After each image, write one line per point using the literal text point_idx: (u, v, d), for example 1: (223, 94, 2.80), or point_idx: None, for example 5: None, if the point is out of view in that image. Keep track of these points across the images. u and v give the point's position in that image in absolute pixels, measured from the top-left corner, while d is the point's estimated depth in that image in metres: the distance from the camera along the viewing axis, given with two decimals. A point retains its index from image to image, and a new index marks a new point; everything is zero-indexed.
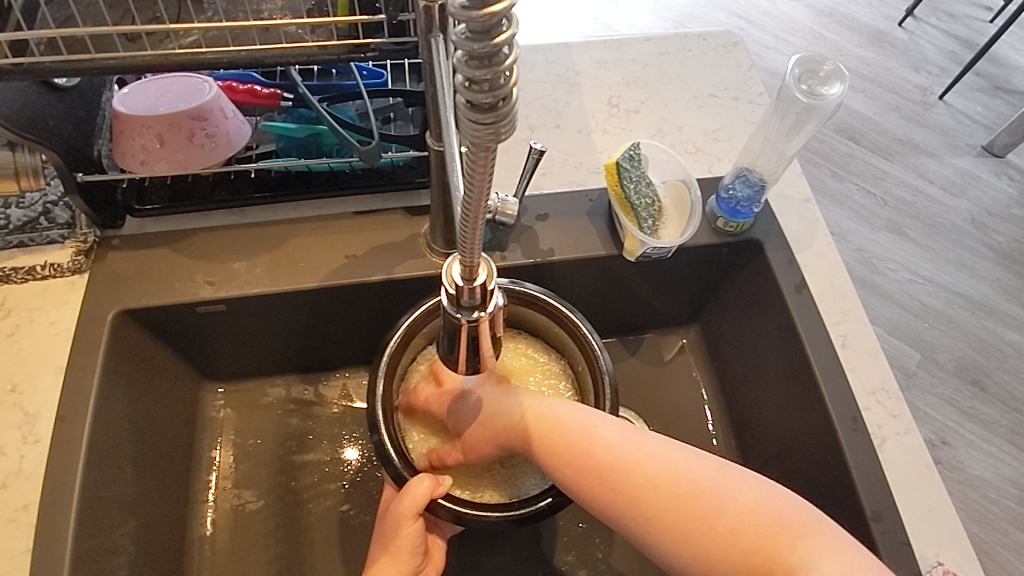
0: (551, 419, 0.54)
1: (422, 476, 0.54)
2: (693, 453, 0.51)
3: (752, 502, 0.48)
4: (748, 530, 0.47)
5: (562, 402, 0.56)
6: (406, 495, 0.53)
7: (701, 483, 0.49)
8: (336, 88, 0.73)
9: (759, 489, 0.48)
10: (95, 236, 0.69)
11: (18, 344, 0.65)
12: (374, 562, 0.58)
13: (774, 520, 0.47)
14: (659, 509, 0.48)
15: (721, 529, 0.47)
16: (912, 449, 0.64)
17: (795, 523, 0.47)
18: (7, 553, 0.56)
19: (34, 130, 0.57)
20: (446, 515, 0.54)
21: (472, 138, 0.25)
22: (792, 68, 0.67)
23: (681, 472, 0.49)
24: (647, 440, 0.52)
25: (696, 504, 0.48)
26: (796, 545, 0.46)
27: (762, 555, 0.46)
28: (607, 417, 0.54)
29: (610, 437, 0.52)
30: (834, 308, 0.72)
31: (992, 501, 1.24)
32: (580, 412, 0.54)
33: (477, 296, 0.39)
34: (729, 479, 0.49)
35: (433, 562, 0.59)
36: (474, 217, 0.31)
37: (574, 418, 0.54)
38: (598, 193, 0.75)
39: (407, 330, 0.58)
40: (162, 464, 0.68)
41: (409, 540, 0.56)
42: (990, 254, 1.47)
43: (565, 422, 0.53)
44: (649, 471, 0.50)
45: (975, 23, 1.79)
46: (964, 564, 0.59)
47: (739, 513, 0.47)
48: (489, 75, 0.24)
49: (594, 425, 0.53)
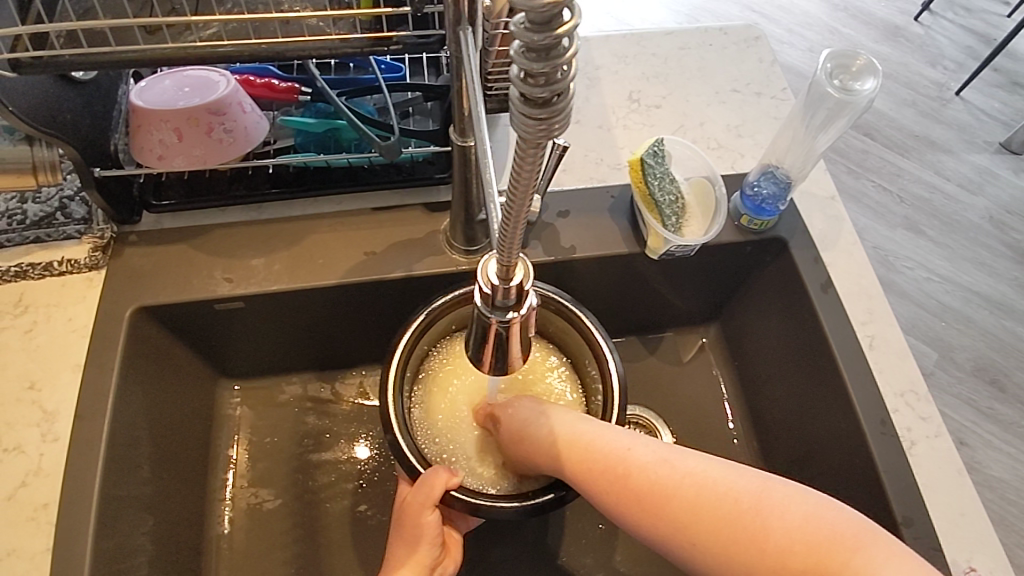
0: (578, 439, 0.51)
1: (437, 468, 0.53)
2: (735, 468, 0.47)
3: (801, 517, 0.43)
4: (800, 546, 0.42)
5: (589, 419, 0.53)
6: (422, 486, 0.52)
7: (745, 501, 0.44)
8: (355, 82, 0.71)
9: (808, 503, 0.44)
10: (112, 231, 0.68)
11: (36, 341, 0.64)
12: (392, 554, 0.57)
13: (829, 536, 0.42)
14: (700, 530, 0.44)
15: (769, 547, 0.42)
16: (942, 452, 0.63)
17: (851, 536, 0.42)
18: (27, 553, 0.55)
19: (52, 124, 0.57)
20: (461, 507, 0.52)
21: (522, 132, 0.25)
22: (824, 63, 0.66)
23: (722, 489, 0.45)
24: (683, 458, 0.48)
25: (738, 523, 0.44)
26: (853, 560, 0.41)
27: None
28: (640, 435, 0.51)
29: (645, 458, 0.49)
30: (860, 308, 0.71)
31: (1010, 502, 1.23)
32: (609, 430, 0.51)
33: (513, 296, 0.38)
34: (775, 493, 0.44)
35: (450, 555, 0.59)
36: (516, 215, 0.30)
37: (606, 437, 0.51)
38: (619, 189, 0.74)
39: (420, 326, 0.56)
40: (180, 462, 0.67)
41: (427, 531, 0.55)
42: (1008, 252, 1.45)
43: (595, 440, 0.50)
44: (687, 492, 0.46)
45: (992, 17, 1.77)
46: (997, 571, 0.58)
47: (787, 531, 0.42)
48: (547, 68, 0.23)
49: (627, 446, 0.50)
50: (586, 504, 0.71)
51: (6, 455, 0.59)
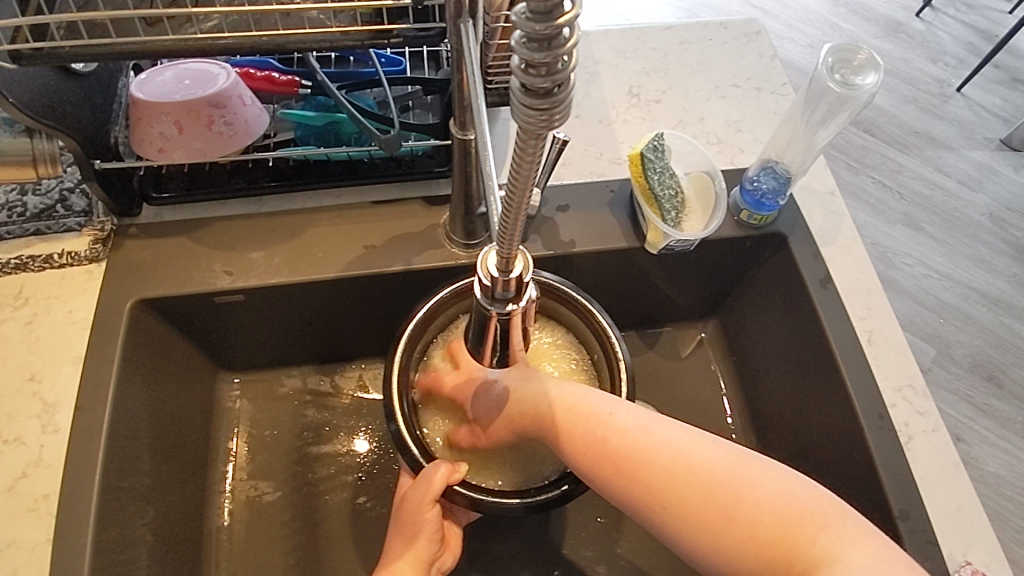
0: (560, 404, 0.51)
1: (438, 462, 0.52)
2: (711, 439, 0.48)
3: (773, 491, 0.45)
4: (769, 519, 0.44)
5: (574, 384, 0.53)
6: (422, 482, 0.52)
7: (719, 471, 0.46)
8: (355, 75, 0.71)
9: (781, 478, 0.45)
10: (113, 224, 0.68)
11: (37, 333, 0.64)
12: (392, 548, 0.58)
13: (799, 512, 0.44)
14: (673, 496, 0.46)
15: (740, 519, 0.44)
16: (939, 447, 0.64)
17: (822, 515, 0.44)
18: (28, 543, 0.56)
19: (52, 116, 0.57)
20: (463, 502, 0.52)
21: (523, 123, 0.25)
22: (825, 58, 0.66)
23: (698, 458, 0.46)
24: (662, 425, 0.49)
25: (711, 492, 0.45)
26: (820, 537, 0.43)
27: (782, 548, 0.43)
28: (619, 400, 0.51)
29: (625, 422, 0.49)
30: (859, 303, 0.71)
31: (1006, 498, 1.24)
32: (591, 394, 0.51)
33: (513, 288, 0.38)
34: (749, 466, 0.46)
35: (450, 549, 0.59)
36: (517, 207, 0.30)
37: (588, 401, 0.51)
38: (619, 184, 0.74)
39: (423, 320, 0.56)
40: (180, 454, 0.67)
41: (426, 526, 0.56)
42: (1007, 249, 1.45)
43: (578, 405, 0.51)
44: (666, 459, 0.47)
45: (994, 14, 1.76)
46: (993, 564, 0.59)
47: (758, 503, 0.44)
48: (548, 58, 0.23)
49: (608, 410, 0.50)
50: (584, 498, 0.72)
51: (6, 446, 0.59)
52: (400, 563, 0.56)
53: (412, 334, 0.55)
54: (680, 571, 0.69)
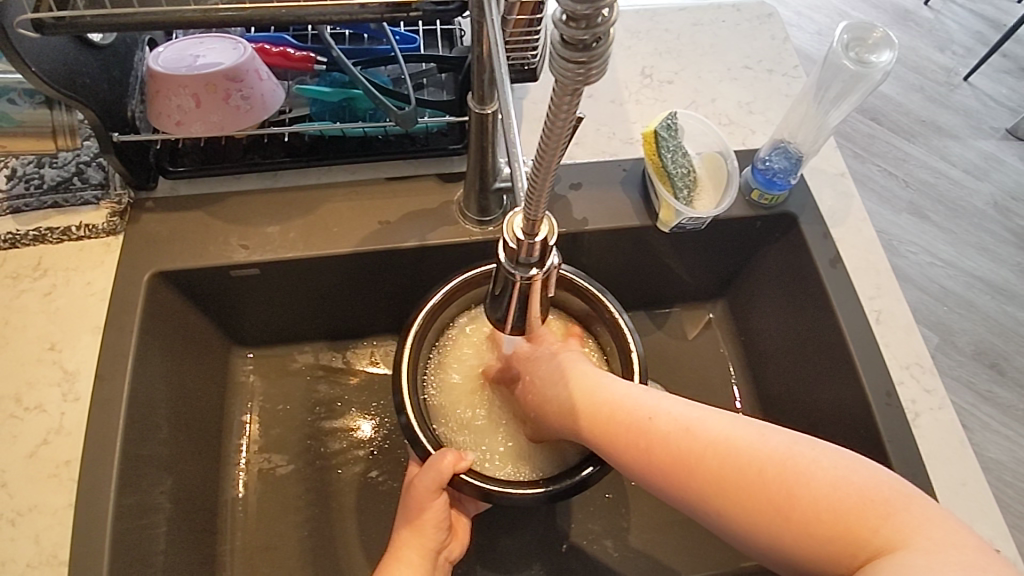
0: (599, 407, 0.52)
1: (445, 450, 0.53)
2: (758, 431, 0.49)
3: (829, 482, 0.46)
4: (829, 512, 0.45)
5: (608, 385, 0.53)
6: (429, 469, 0.53)
7: (770, 468, 0.47)
8: (370, 52, 0.71)
9: (836, 468, 0.46)
10: (129, 197, 0.69)
11: (56, 304, 0.65)
12: (397, 533, 0.59)
13: (857, 502, 0.45)
14: (728, 498, 0.47)
15: (797, 514, 0.45)
16: (945, 424, 0.65)
17: (880, 502, 0.45)
18: (50, 508, 0.57)
19: (72, 87, 0.57)
20: (469, 492, 0.53)
21: (561, 76, 0.26)
22: (841, 35, 0.67)
23: (748, 458, 0.47)
24: (705, 424, 0.49)
25: (766, 490, 0.46)
26: (881, 527, 0.44)
27: (845, 539, 0.45)
28: (658, 399, 0.52)
29: (666, 426, 0.50)
30: (868, 283, 0.71)
31: (1006, 484, 1.26)
32: (629, 397, 0.52)
33: (536, 253, 0.39)
34: (801, 458, 0.47)
35: (456, 538, 0.61)
36: (547, 167, 0.31)
37: (625, 405, 0.51)
38: (631, 163, 0.75)
39: (439, 303, 0.57)
40: (195, 425, 0.68)
41: (434, 514, 0.57)
42: (1011, 238, 1.46)
43: (618, 408, 0.52)
44: (713, 460, 0.48)
45: (1003, 2, 1.75)
46: (996, 538, 0.60)
47: (815, 498, 0.45)
48: (590, 11, 0.24)
49: (648, 415, 0.51)
50: None
51: (27, 413, 0.60)
52: (408, 551, 0.57)
53: (427, 317, 0.57)
54: (687, 547, 0.70)
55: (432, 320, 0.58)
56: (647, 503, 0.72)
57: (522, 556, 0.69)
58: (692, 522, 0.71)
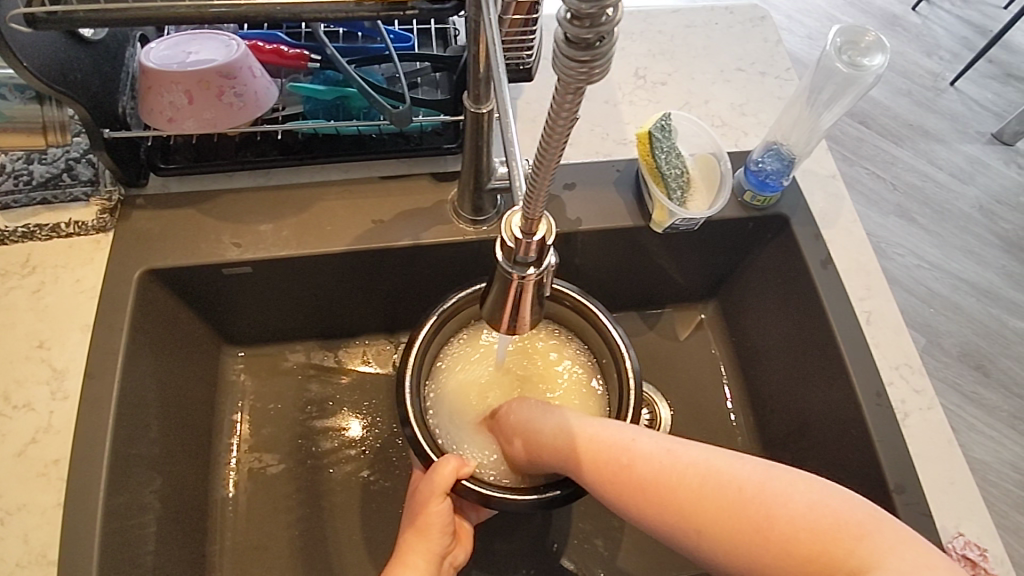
0: (584, 431, 0.54)
1: (448, 457, 0.54)
2: (739, 459, 0.49)
3: (806, 505, 0.45)
4: (805, 533, 0.44)
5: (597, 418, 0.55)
6: (432, 475, 0.53)
7: (748, 489, 0.47)
8: (364, 50, 0.71)
9: (814, 491, 0.46)
10: (120, 194, 0.68)
11: (44, 301, 0.64)
12: (402, 540, 0.58)
13: (834, 523, 0.44)
14: (704, 518, 0.47)
15: (773, 534, 0.45)
16: (934, 424, 0.65)
17: (857, 524, 0.44)
18: (38, 508, 0.56)
19: (63, 82, 0.57)
20: (471, 497, 0.53)
21: (564, 75, 0.26)
22: (834, 39, 0.68)
23: (727, 478, 0.48)
24: (686, 449, 0.51)
25: (742, 510, 0.46)
26: (857, 548, 0.43)
27: (822, 562, 0.43)
28: (643, 428, 0.53)
29: (648, 449, 0.51)
30: (859, 284, 0.72)
31: (990, 483, 1.28)
32: (614, 424, 0.54)
33: (533, 252, 0.39)
34: (778, 481, 0.47)
35: (460, 543, 0.61)
36: (548, 166, 0.31)
37: (610, 430, 0.53)
38: (625, 163, 0.75)
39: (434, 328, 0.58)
40: (185, 425, 0.68)
41: (438, 519, 0.56)
42: (996, 241, 1.48)
43: (601, 433, 0.53)
44: (691, 480, 0.49)
45: (989, 8, 1.77)
46: (984, 537, 0.61)
47: (792, 519, 0.45)
48: (594, 9, 0.24)
49: (630, 438, 0.52)
50: None
51: (15, 412, 0.59)
52: (413, 556, 0.56)
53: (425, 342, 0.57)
54: None
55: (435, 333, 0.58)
56: None
57: (515, 556, 0.70)
58: None
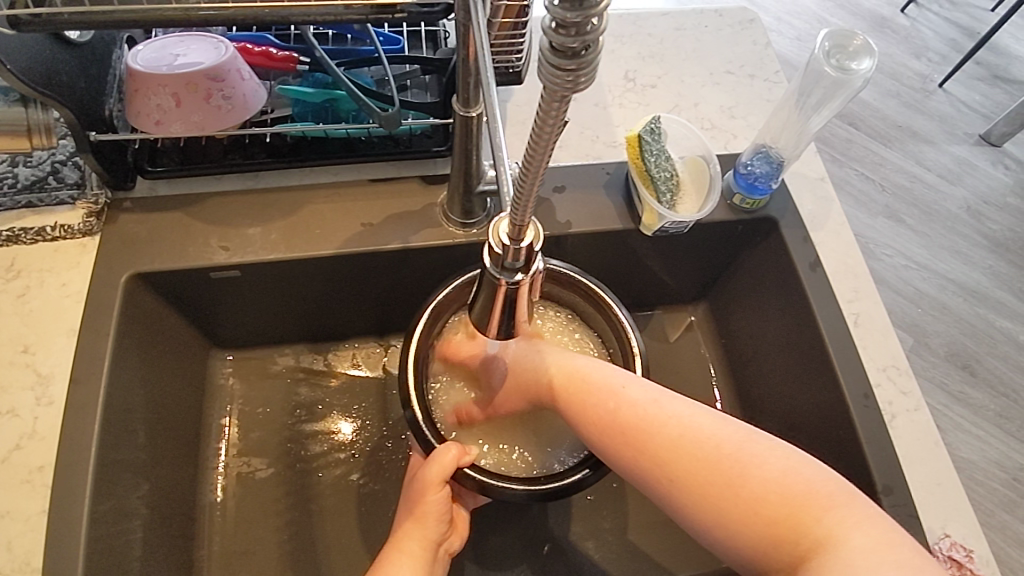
0: (574, 374, 0.54)
1: (449, 444, 0.54)
2: (719, 418, 0.51)
3: (780, 470, 0.47)
4: (776, 497, 0.47)
5: (588, 358, 0.55)
6: (432, 463, 0.53)
7: (726, 447, 0.48)
8: (353, 53, 0.70)
9: (789, 459, 0.48)
10: (106, 198, 0.67)
11: (29, 306, 0.63)
12: (399, 526, 0.58)
13: (805, 491, 0.47)
14: (681, 468, 0.48)
15: (746, 495, 0.47)
16: (921, 425, 0.66)
17: (826, 496, 0.47)
18: (23, 514, 0.55)
19: (49, 85, 0.56)
20: (470, 484, 0.53)
21: (549, 83, 0.26)
22: (822, 43, 0.68)
23: (708, 436, 0.49)
24: (673, 400, 0.51)
25: (719, 467, 0.48)
26: (823, 518, 0.46)
27: (787, 526, 0.46)
28: (632, 375, 0.54)
29: (636, 396, 0.52)
30: (847, 286, 0.73)
31: (977, 483, 1.29)
32: (604, 368, 0.54)
33: (522, 257, 0.39)
34: (756, 445, 0.49)
35: (456, 531, 0.61)
36: (534, 174, 0.31)
37: (599, 375, 0.53)
38: (614, 166, 0.75)
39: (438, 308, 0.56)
40: (173, 429, 0.67)
41: (435, 507, 0.57)
42: (984, 241, 1.49)
43: (591, 377, 0.53)
44: (673, 431, 0.50)
45: (976, 11, 1.78)
46: (970, 537, 0.61)
47: (765, 482, 0.47)
48: (580, 18, 0.24)
49: (620, 384, 0.52)
50: None
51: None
52: (409, 542, 0.56)
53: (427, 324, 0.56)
54: (669, 547, 0.71)
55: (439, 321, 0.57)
56: (629, 505, 0.72)
57: (505, 559, 0.69)
58: (674, 525, 0.72)
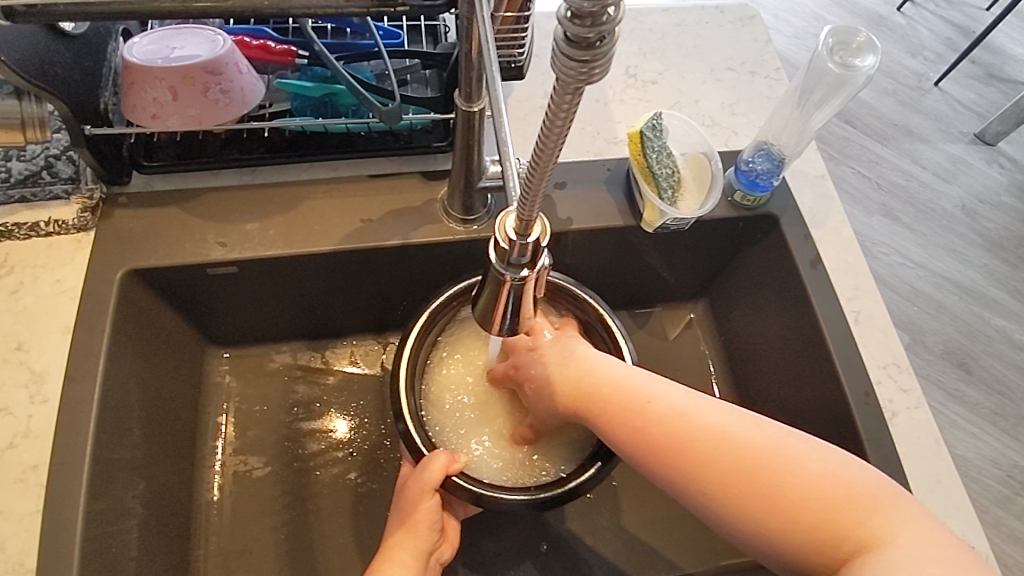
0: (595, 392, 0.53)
1: (438, 452, 0.53)
2: (753, 423, 0.50)
3: (818, 474, 0.46)
4: (815, 503, 0.46)
5: (608, 367, 0.54)
6: (422, 470, 0.53)
7: (761, 458, 0.47)
8: (352, 47, 0.69)
9: (825, 461, 0.47)
10: (101, 192, 0.67)
11: (23, 302, 0.62)
12: (389, 536, 0.58)
13: (843, 495, 0.46)
14: (718, 484, 0.47)
15: (785, 503, 0.46)
16: (921, 423, 0.66)
17: (866, 497, 0.46)
18: (16, 514, 0.55)
19: (43, 77, 0.55)
20: (462, 496, 0.53)
21: (562, 74, 0.26)
22: (826, 39, 0.68)
23: (741, 446, 0.48)
24: (702, 411, 0.50)
25: (756, 479, 0.47)
26: (866, 520, 0.45)
27: (830, 530, 0.45)
28: (658, 386, 0.53)
29: (665, 411, 0.51)
30: (847, 284, 0.72)
31: (972, 479, 1.30)
32: (628, 381, 0.53)
33: (527, 253, 0.38)
34: (792, 450, 0.48)
35: (448, 539, 0.60)
36: (545, 164, 0.30)
37: (624, 391, 0.52)
38: (616, 163, 0.75)
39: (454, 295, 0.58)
40: (169, 428, 0.66)
41: (427, 516, 0.56)
42: (979, 239, 1.50)
43: (615, 393, 0.52)
44: (706, 444, 0.48)
45: (971, 11, 1.79)
46: (970, 534, 0.61)
47: (803, 488, 0.46)
48: (596, 8, 0.24)
49: (646, 400, 0.51)
50: None
51: None
52: (400, 552, 0.56)
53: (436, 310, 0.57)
54: (669, 546, 0.71)
55: (420, 346, 0.57)
56: (628, 503, 0.72)
57: (504, 558, 0.69)
58: (674, 523, 0.72)
